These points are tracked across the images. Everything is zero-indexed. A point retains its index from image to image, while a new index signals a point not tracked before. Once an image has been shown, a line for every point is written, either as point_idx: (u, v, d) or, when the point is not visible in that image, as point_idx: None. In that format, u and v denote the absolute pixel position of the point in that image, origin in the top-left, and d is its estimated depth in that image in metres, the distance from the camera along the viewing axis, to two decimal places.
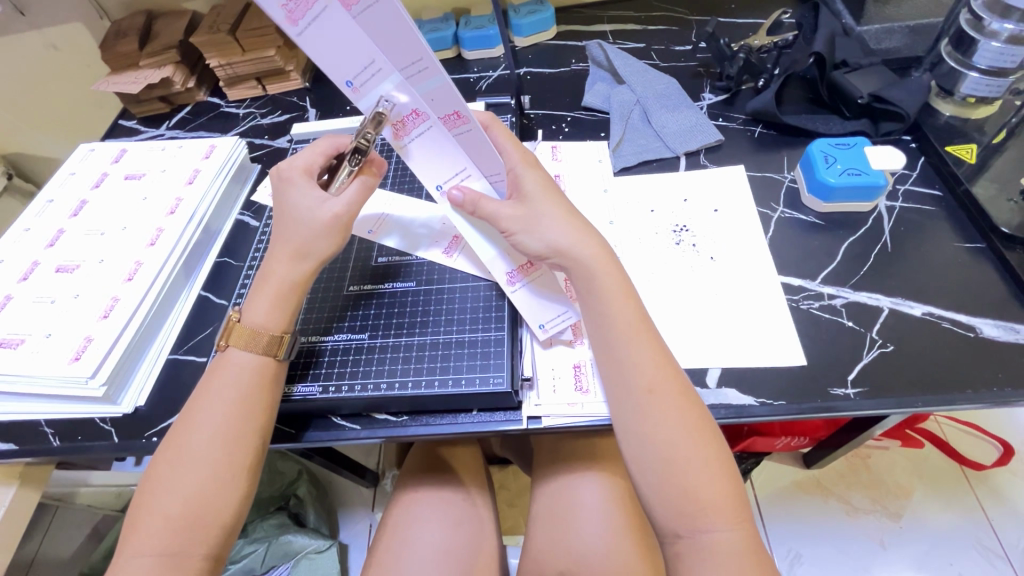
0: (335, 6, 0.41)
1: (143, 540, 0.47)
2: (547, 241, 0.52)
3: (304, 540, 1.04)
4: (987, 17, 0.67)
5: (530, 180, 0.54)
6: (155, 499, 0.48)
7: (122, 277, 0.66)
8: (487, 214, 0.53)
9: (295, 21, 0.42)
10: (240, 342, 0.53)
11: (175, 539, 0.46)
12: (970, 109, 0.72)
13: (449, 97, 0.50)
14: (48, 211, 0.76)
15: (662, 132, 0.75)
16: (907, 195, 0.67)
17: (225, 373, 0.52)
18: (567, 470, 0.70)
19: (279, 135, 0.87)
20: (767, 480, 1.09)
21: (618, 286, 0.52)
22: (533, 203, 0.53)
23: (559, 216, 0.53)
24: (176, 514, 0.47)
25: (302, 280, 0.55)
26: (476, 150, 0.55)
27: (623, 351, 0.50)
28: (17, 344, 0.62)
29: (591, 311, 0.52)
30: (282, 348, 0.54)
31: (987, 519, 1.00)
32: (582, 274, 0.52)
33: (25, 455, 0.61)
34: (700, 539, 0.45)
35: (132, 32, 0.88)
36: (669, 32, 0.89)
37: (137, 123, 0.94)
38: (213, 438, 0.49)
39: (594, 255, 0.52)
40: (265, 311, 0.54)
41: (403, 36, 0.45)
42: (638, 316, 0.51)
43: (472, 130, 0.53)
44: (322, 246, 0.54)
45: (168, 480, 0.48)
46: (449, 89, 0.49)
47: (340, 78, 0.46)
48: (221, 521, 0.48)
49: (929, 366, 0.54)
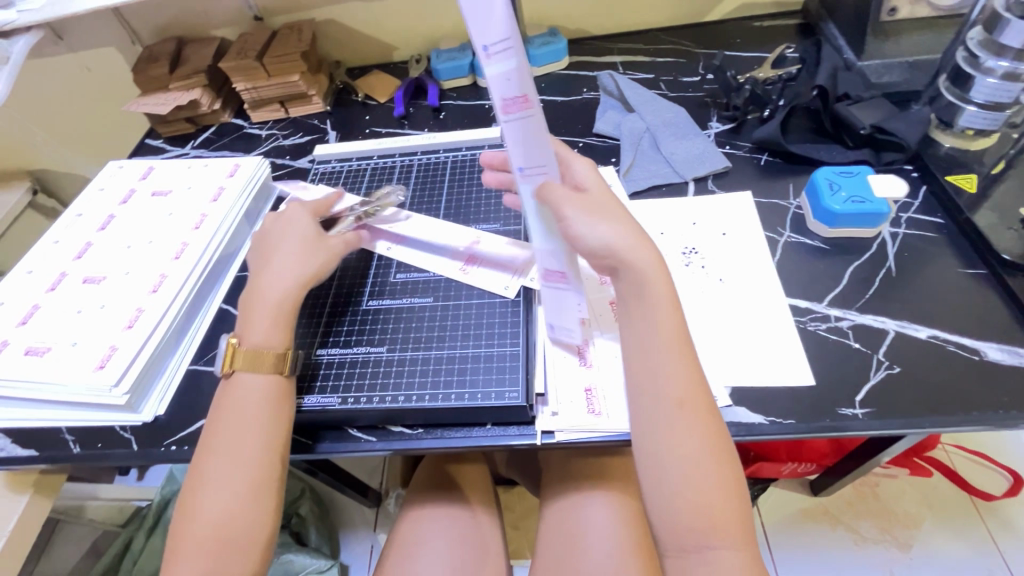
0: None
1: (187, 559, 0.48)
2: (607, 240, 0.51)
3: (305, 560, 1.03)
4: (983, 56, 0.70)
5: (595, 184, 0.54)
6: (190, 520, 0.49)
7: (148, 288, 0.68)
8: (555, 209, 0.50)
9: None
10: (245, 365, 0.55)
11: (219, 557, 0.48)
12: (969, 141, 0.75)
13: (523, 80, 0.40)
14: (76, 224, 0.78)
15: (671, 158, 0.78)
16: (910, 222, 0.69)
17: (239, 396, 0.54)
18: (576, 488, 0.70)
19: (301, 155, 0.90)
20: (775, 506, 1.09)
21: (668, 296, 0.51)
22: (599, 203, 0.52)
23: (618, 222, 0.52)
24: (215, 533, 0.48)
25: (295, 293, 0.59)
26: (520, 139, 0.45)
27: (660, 362, 0.50)
28: (44, 352, 0.63)
29: (641, 321, 0.52)
30: (285, 364, 0.56)
31: (998, 550, 0.99)
32: (634, 280, 0.51)
33: (44, 461, 0.62)
34: (710, 554, 0.46)
35: (163, 56, 0.92)
36: (677, 63, 0.93)
37: (163, 142, 0.97)
38: (234, 457, 0.51)
39: (653, 263, 0.51)
40: (264, 331, 0.56)
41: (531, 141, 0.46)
42: (679, 330, 0.51)
43: (531, 118, 0.43)
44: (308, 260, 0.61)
45: (200, 503, 0.49)
46: (526, 75, 0.40)
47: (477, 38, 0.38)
48: (254, 536, 0.49)
49: (935, 387, 0.55)
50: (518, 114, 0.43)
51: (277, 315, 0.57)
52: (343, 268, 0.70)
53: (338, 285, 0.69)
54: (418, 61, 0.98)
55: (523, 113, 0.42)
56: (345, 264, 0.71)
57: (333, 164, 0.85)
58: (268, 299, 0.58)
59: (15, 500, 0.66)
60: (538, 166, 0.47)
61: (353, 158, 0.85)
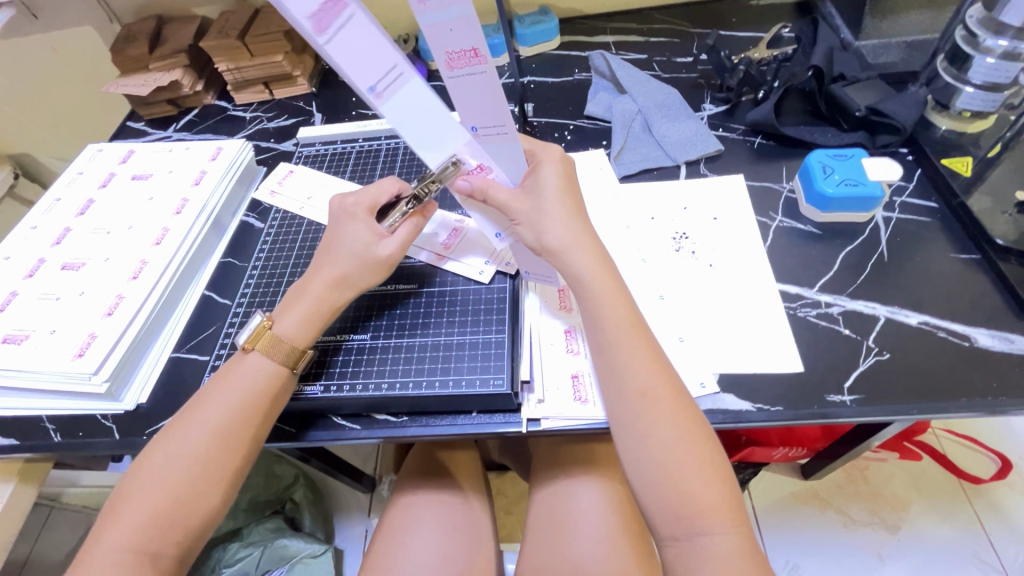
0: (360, 14, 0.42)
1: (118, 531, 0.46)
2: (541, 238, 0.54)
3: (299, 545, 1.03)
4: (982, 33, 0.68)
5: (542, 176, 0.56)
6: (137, 488, 0.48)
7: (127, 275, 0.67)
8: (495, 202, 0.55)
9: (320, 30, 0.41)
10: (258, 347, 0.54)
11: (153, 536, 0.46)
12: (964, 124, 0.73)
13: (468, 30, 0.44)
14: (55, 209, 0.77)
15: (663, 141, 0.76)
16: (904, 207, 0.68)
17: (236, 377, 0.53)
18: (564, 475, 0.70)
19: (286, 138, 0.88)
20: (765, 490, 1.09)
21: (610, 291, 0.52)
22: (543, 201, 0.54)
23: (562, 218, 0.54)
24: (159, 510, 0.47)
25: (339, 302, 0.57)
26: (468, 96, 0.50)
27: (617, 355, 0.51)
28: (21, 340, 0.62)
29: (591, 319, 0.53)
30: (299, 362, 0.54)
31: (984, 533, 1.00)
32: (574, 280, 0.53)
33: (25, 450, 0.61)
34: (701, 541, 0.45)
35: (142, 35, 0.89)
36: (671, 43, 0.91)
37: (145, 125, 0.95)
38: (206, 439, 0.49)
39: (589, 263, 0.53)
40: (295, 324, 0.55)
41: (484, 103, 0.50)
42: (630, 320, 0.52)
43: (483, 72, 0.48)
44: (366, 279, 0.57)
45: (151, 472, 0.48)
46: (470, 22, 0.44)
47: (364, 85, 0.45)
48: (189, 526, 0.48)
49: (924, 373, 0.55)
50: (471, 68, 0.47)
51: (315, 316, 0.56)
52: None
53: None
54: (406, 40, 0.95)
55: (474, 59, 0.47)
56: None
57: (317, 147, 0.83)
58: (309, 299, 0.56)
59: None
60: (494, 125, 0.52)
61: (338, 140, 0.83)
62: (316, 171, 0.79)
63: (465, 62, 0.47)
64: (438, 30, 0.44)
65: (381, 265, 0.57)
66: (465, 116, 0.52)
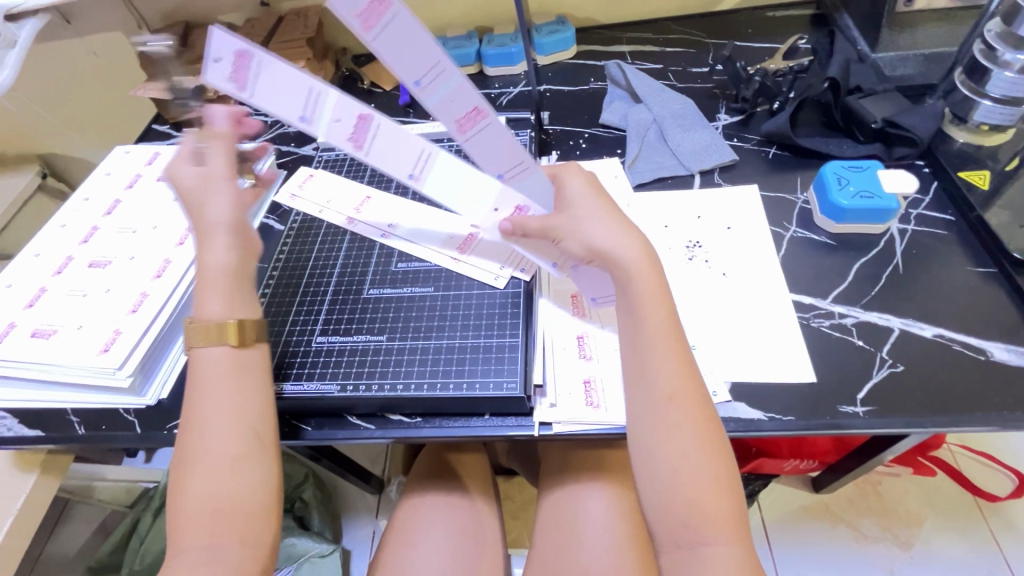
0: (385, 124, 0.52)
1: (181, 537, 0.48)
2: (590, 242, 0.54)
3: (308, 544, 1.04)
4: (1001, 48, 0.68)
5: (574, 188, 0.58)
6: (177, 498, 0.49)
7: (152, 274, 0.69)
8: (534, 231, 0.59)
9: (360, 146, 0.54)
10: (206, 340, 0.53)
11: (219, 538, 0.47)
12: (983, 137, 0.73)
13: (466, 94, 0.51)
14: (82, 209, 0.79)
15: (678, 151, 0.77)
16: (920, 219, 0.68)
17: (218, 378, 0.53)
18: (573, 480, 0.70)
19: (306, 143, 0.89)
20: (775, 503, 1.08)
21: (655, 292, 0.52)
22: (579, 209, 0.56)
23: (607, 220, 0.55)
24: (212, 515, 0.48)
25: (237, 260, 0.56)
26: (486, 150, 0.56)
27: (651, 357, 0.51)
28: (50, 334, 0.64)
29: (629, 318, 0.53)
30: (234, 333, 0.53)
31: (999, 551, 0.98)
32: (620, 276, 0.53)
33: (52, 442, 0.63)
34: (705, 550, 0.45)
35: (169, 41, 0.92)
36: (687, 53, 0.91)
37: (170, 128, 0.98)
38: (213, 433, 0.50)
39: (635, 258, 0.53)
40: (221, 305, 0.54)
41: (501, 149, 0.57)
42: (671, 323, 0.52)
43: (490, 123, 0.54)
44: (222, 207, 0.55)
45: (191, 485, 0.49)
46: (466, 86, 0.51)
47: (404, 175, 0.56)
48: (247, 511, 0.49)
49: (938, 387, 0.54)
50: (480, 123, 0.54)
51: (221, 285, 0.55)
52: (346, 260, 0.70)
53: (340, 275, 0.69)
54: None
55: (479, 116, 0.53)
56: (348, 254, 0.71)
57: (336, 152, 0.85)
58: (209, 272, 0.55)
59: (23, 479, 0.67)
60: (516, 164, 0.58)
61: None
62: (337, 175, 0.81)
63: (473, 122, 0.54)
64: (448, 106, 0.52)
65: (219, 188, 0.56)
66: (489, 169, 0.58)
